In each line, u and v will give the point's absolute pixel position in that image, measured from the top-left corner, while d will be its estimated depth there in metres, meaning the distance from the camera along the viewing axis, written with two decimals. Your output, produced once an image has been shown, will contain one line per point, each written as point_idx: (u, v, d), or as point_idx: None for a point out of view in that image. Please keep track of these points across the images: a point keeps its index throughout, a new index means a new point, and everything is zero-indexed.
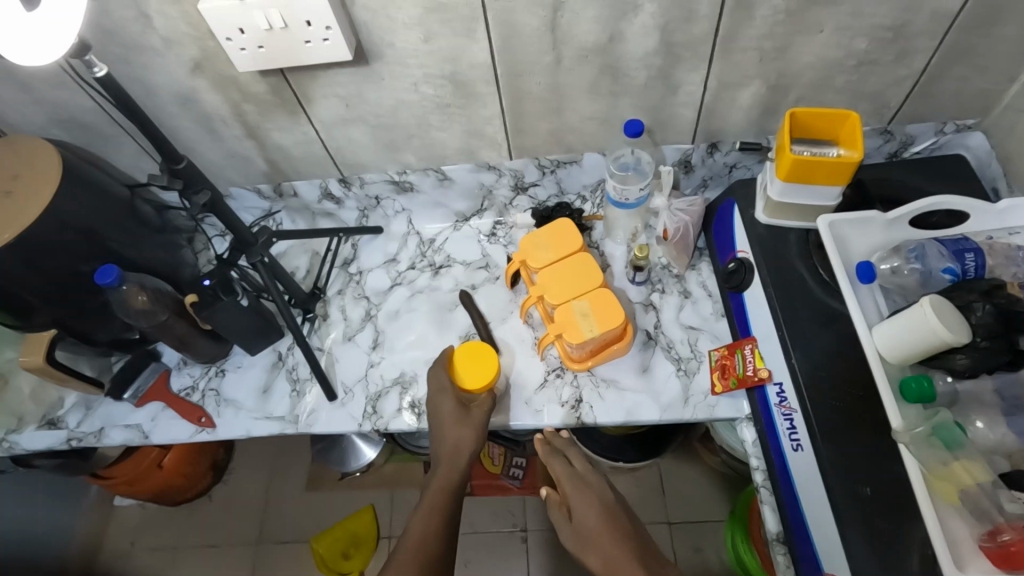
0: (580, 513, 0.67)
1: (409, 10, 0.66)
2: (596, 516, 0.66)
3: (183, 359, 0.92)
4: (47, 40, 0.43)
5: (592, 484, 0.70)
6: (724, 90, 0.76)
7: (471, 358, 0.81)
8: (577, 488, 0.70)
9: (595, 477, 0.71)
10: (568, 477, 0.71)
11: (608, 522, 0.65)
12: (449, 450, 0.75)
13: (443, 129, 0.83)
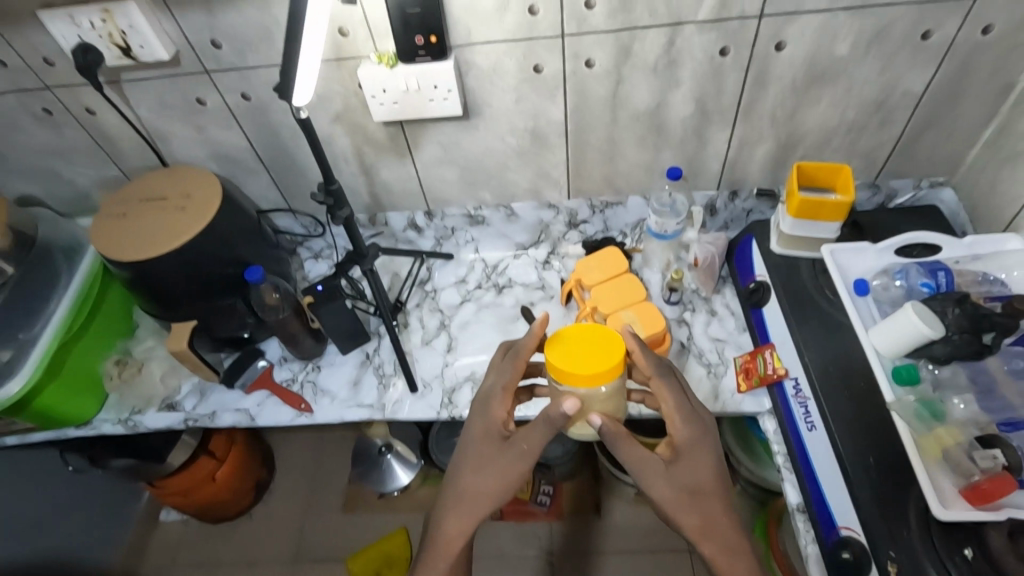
0: (683, 476, 0.70)
1: (508, 80, 0.88)
2: (708, 475, 0.70)
3: (285, 355, 1.08)
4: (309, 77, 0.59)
5: (707, 437, 0.72)
6: (744, 147, 0.97)
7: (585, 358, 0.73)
8: (690, 440, 0.71)
9: (708, 428, 0.73)
10: (683, 418, 0.72)
11: (714, 483, 0.70)
12: (482, 487, 0.73)
13: (517, 172, 1.03)
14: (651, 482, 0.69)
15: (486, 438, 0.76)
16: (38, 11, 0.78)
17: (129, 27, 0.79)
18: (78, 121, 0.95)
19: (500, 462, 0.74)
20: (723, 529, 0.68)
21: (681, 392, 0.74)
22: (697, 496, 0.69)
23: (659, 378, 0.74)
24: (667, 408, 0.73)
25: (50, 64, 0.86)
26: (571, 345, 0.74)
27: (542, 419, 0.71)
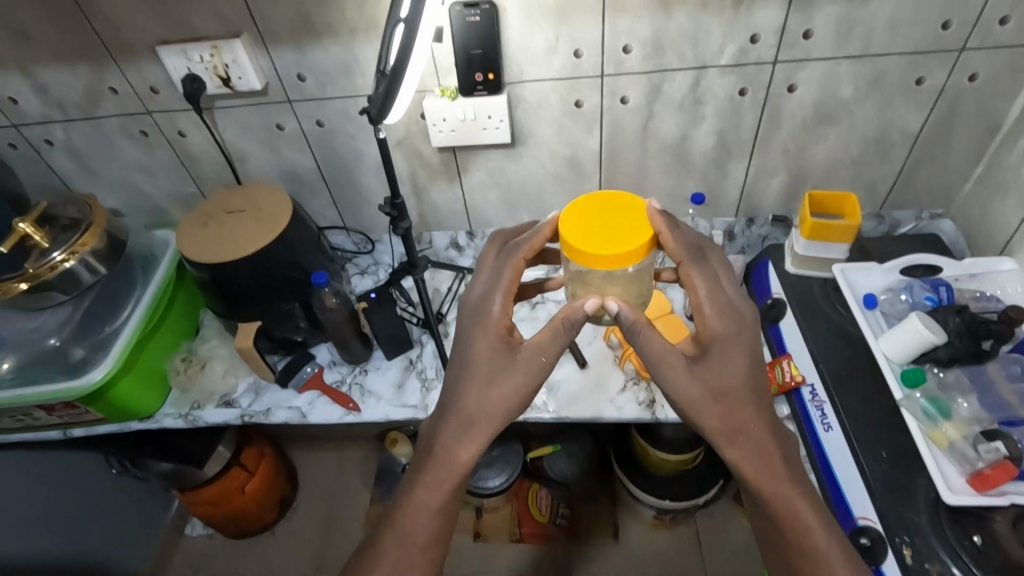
0: (712, 373, 0.70)
1: (552, 113, 1.00)
2: (738, 375, 0.70)
3: (334, 359, 1.16)
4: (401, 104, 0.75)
5: (738, 335, 0.71)
6: (760, 178, 1.08)
7: (604, 238, 0.67)
8: (721, 334, 0.71)
9: (740, 325, 0.72)
10: (715, 311, 0.72)
11: (743, 382, 0.70)
12: (492, 408, 0.72)
13: (554, 196, 1.15)
14: (676, 377, 0.70)
15: (493, 360, 0.72)
16: (157, 47, 0.92)
17: (232, 61, 0.92)
18: (168, 142, 1.08)
19: (511, 381, 0.72)
20: (748, 427, 0.70)
21: (713, 282, 0.72)
22: (725, 396, 0.70)
23: (689, 264, 0.72)
24: (698, 298, 0.72)
25: (156, 92, 1.00)
26: (590, 222, 0.69)
27: (559, 327, 0.70)
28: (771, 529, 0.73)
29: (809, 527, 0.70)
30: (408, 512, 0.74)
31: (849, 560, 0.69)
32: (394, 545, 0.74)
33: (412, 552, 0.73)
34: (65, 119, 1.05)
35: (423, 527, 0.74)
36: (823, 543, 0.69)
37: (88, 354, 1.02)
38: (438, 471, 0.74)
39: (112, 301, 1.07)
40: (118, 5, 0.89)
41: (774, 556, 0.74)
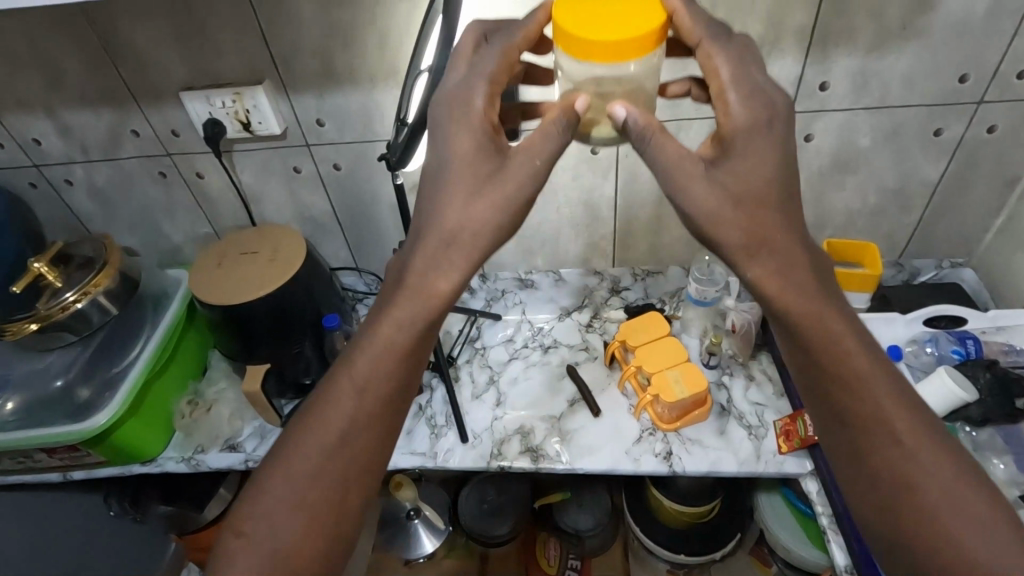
0: (735, 173, 0.60)
1: (568, 159, 1.00)
2: (765, 177, 0.60)
3: None
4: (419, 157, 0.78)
5: (767, 128, 0.60)
6: None
7: (615, 25, 0.58)
8: (747, 125, 0.60)
9: (775, 114, 0.61)
10: (738, 98, 0.61)
11: (771, 183, 0.60)
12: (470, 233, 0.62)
13: (569, 241, 1.15)
14: (692, 184, 0.60)
15: (476, 177, 0.62)
16: (180, 93, 0.94)
17: (253, 106, 0.94)
18: (186, 183, 1.09)
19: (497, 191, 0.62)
20: (774, 241, 0.60)
21: (738, 63, 0.62)
22: (749, 203, 0.60)
23: (708, 42, 0.63)
24: (720, 84, 0.63)
25: (177, 135, 1.01)
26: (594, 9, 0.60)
27: (551, 124, 0.62)
28: (805, 364, 0.66)
29: (851, 358, 0.63)
30: (364, 357, 0.65)
31: (896, 390, 0.64)
32: (352, 394, 0.65)
33: (372, 399, 0.65)
34: (86, 160, 1.06)
35: (387, 371, 0.65)
36: (868, 371, 0.63)
37: (93, 395, 1.01)
38: (410, 300, 0.64)
39: (121, 341, 1.06)
40: (147, 53, 0.91)
41: (806, 392, 0.68)
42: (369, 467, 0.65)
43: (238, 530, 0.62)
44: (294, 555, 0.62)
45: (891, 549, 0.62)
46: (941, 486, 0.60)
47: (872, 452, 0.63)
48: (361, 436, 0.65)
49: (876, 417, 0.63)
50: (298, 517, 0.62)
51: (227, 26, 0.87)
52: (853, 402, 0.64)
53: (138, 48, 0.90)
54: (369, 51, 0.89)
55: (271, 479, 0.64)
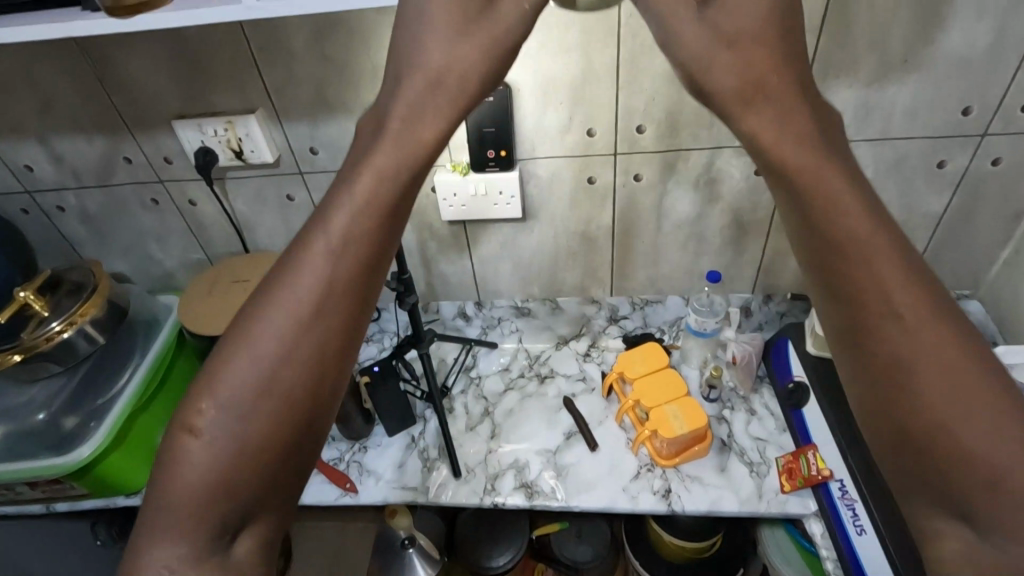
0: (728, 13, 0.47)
1: (564, 188, 0.99)
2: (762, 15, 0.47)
3: (333, 435, 1.11)
4: None
5: None
6: (778, 255, 1.06)
7: None
8: None
9: None
10: None
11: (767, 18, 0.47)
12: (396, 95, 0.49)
13: (566, 270, 1.13)
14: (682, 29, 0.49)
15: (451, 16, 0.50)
16: (172, 121, 0.93)
17: (246, 135, 0.93)
18: (179, 209, 1.08)
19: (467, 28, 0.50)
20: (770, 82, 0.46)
21: None
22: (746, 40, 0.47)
23: None
24: None
25: (169, 162, 1.00)
26: None
27: None
28: (786, 201, 0.45)
29: (828, 196, 0.43)
30: (343, 204, 0.45)
31: (889, 240, 0.42)
32: (331, 241, 0.45)
33: (359, 251, 0.46)
34: (79, 187, 1.05)
35: (377, 217, 0.46)
36: (846, 214, 0.42)
37: (84, 420, 0.99)
38: (395, 144, 0.47)
39: (108, 369, 1.04)
40: (140, 81, 0.90)
41: (788, 236, 0.47)
42: (346, 340, 0.45)
43: (187, 432, 0.43)
44: (248, 460, 0.43)
45: (895, 465, 0.40)
46: (961, 385, 0.38)
47: (865, 322, 0.41)
48: (338, 298, 0.45)
49: (867, 277, 0.41)
50: (260, 409, 0.43)
51: (221, 57, 0.86)
52: (835, 254, 0.42)
53: (132, 77, 0.90)
54: (363, 82, 0.88)
55: (228, 358, 0.44)
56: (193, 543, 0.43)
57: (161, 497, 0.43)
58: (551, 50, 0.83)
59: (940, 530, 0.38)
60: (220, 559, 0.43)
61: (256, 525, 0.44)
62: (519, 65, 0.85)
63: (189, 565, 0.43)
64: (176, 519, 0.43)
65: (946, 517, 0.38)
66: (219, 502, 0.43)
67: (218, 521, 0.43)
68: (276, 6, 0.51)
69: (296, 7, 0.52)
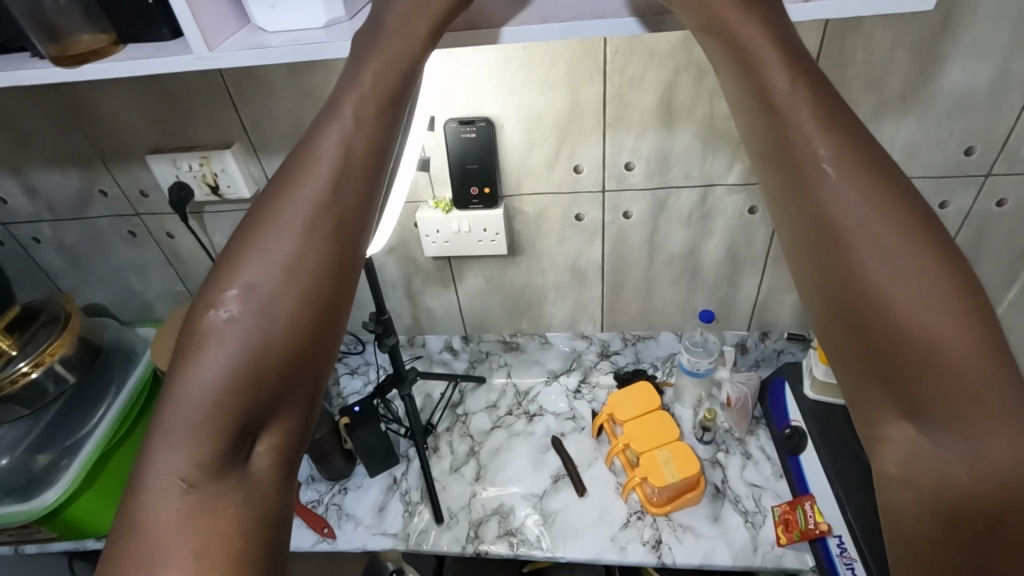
0: None
1: (552, 225, 0.96)
2: None
3: (313, 475, 1.07)
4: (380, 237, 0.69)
5: None
6: (773, 293, 1.03)
7: None
8: None
9: None
10: None
11: None
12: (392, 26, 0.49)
13: (555, 305, 1.10)
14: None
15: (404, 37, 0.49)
16: (147, 156, 0.91)
17: (222, 170, 0.89)
18: (157, 243, 1.05)
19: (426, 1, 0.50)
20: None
21: None
22: None
23: None
24: None
25: (145, 196, 0.97)
26: None
27: None
28: (742, 93, 0.44)
29: (773, 83, 0.42)
30: (348, 101, 0.46)
31: (832, 120, 0.40)
32: (346, 128, 0.45)
33: (371, 140, 0.46)
34: (54, 219, 1.03)
35: (384, 114, 0.47)
36: (791, 98, 0.41)
37: (54, 459, 0.96)
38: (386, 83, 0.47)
39: (79, 405, 1.00)
40: (114, 115, 0.88)
41: (741, 131, 0.46)
42: (365, 224, 0.45)
43: (209, 322, 0.40)
44: (275, 348, 0.40)
45: (842, 356, 0.39)
46: (900, 263, 0.36)
47: (808, 204, 0.40)
48: (357, 180, 0.44)
49: (810, 155, 0.40)
50: (287, 289, 0.41)
51: (196, 92, 0.84)
52: (781, 137, 0.41)
53: (105, 111, 0.87)
54: None
55: (251, 241, 0.42)
56: (214, 444, 0.38)
57: (176, 393, 0.39)
58: (534, 89, 0.81)
59: (887, 429, 0.37)
60: (241, 470, 0.39)
61: (277, 425, 0.40)
62: (502, 101, 0.82)
63: (211, 475, 0.38)
64: (194, 414, 0.38)
65: (887, 409, 0.37)
66: (243, 393, 0.39)
67: (241, 416, 0.39)
68: (228, 57, 0.49)
69: (250, 57, 0.49)
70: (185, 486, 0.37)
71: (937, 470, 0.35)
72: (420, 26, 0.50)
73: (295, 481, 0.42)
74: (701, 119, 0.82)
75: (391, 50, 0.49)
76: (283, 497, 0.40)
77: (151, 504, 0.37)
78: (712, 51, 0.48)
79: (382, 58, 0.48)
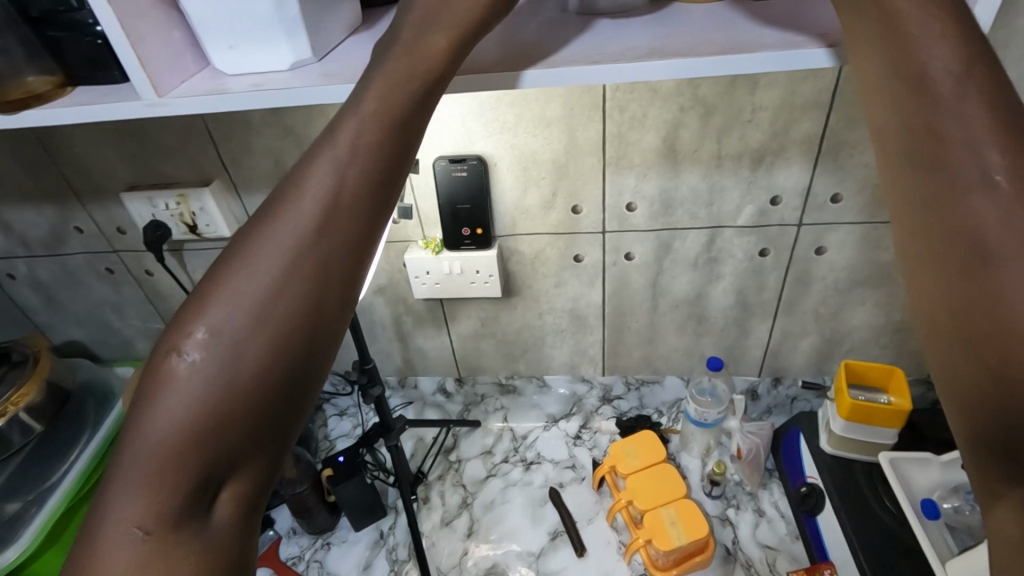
0: None
1: (549, 267, 0.90)
2: None
3: (295, 528, 1.00)
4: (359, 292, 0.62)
5: None
6: (786, 339, 0.96)
7: None
8: None
9: None
10: None
11: None
12: (411, 67, 0.42)
13: (554, 347, 1.04)
14: None
15: (430, 76, 0.42)
16: (122, 193, 0.86)
17: (200, 209, 0.85)
18: (136, 280, 0.99)
19: (456, 14, 0.43)
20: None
21: None
22: None
23: None
24: None
25: (123, 233, 0.92)
26: None
27: None
28: (891, 91, 0.37)
29: (932, 77, 0.35)
30: (346, 125, 0.39)
31: (1011, 125, 0.34)
32: (340, 153, 0.39)
33: (373, 165, 0.39)
34: (30, 256, 0.98)
35: (387, 142, 0.40)
36: (954, 118, 0.35)
37: (24, 508, 0.88)
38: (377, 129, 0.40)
39: (51, 452, 0.93)
40: (85, 152, 0.83)
41: (870, 125, 0.39)
42: (362, 256, 0.39)
43: (170, 367, 0.34)
44: (240, 397, 0.34)
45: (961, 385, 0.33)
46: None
47: (952, 212, 0.34)
48: (350, 213, 0.38)
49: (975, 162, 0.33)
50: (257, 333, 0.35)
51: (172, 130, 0.79)
52: (935, 134, 0.35)
53: (79, 146, 0.83)
54: None
55: (227, 272, 0.36)
56: (169, 496, 0.33)
57: (129, 437, 0.34)
58: (528, 129, 0.76)
59: (1005, 482, 0.32)
60: (197, 523, 0.34)
61: (239, 478, 0.35)
62: (495, 140, 0.77)
63: (165, 528, 0.33)
64: (146, 464, 0.33)
65: (999, 458, 0.32)
66: (199, 446, 0.33)
67: (202, 467, 0.34)
68: (178, 103, 0.47)
69: (203, 103, 0.47)
70: (142, 534, 0.33)
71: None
72: (440, 40, 0.43)
73: (258, 531, 0.37)
74: (707, 159, 0.77)
75: (397, 72, 0.42)
76: (240, 554, 0.35)
77: (100, 558, 0.32)
78: (863, 58, 0.39)
79: (387, 98, 0.40)
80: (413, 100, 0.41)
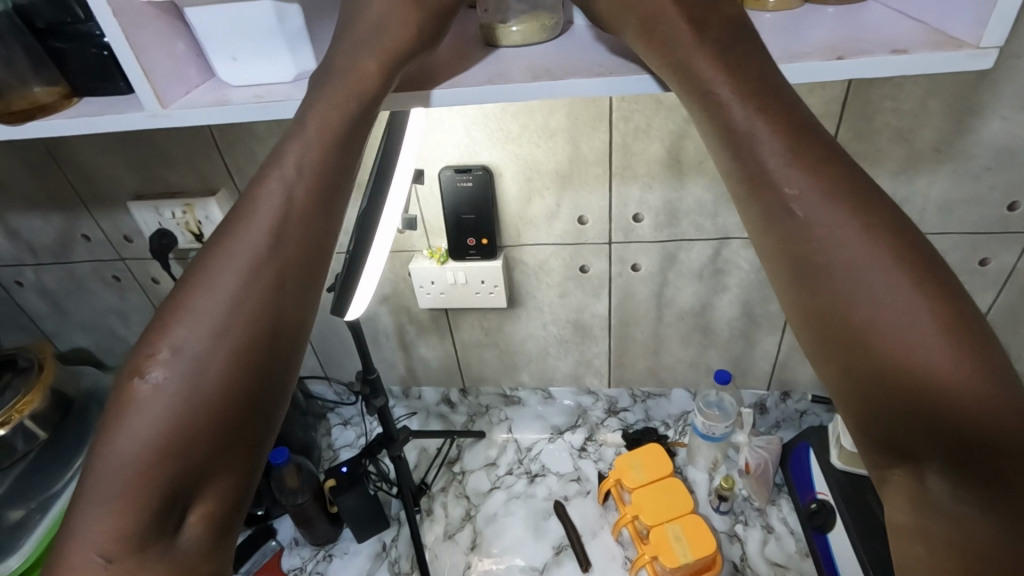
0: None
1: (552, 277, 0.90)
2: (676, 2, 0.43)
3: (296, 538, 1.00)
4: (363, 298, 0.62)
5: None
6: (795, 351, 0.95)
7: None
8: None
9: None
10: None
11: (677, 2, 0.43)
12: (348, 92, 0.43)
13: (558, 357, 1.03)
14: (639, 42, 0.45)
15: (364, 97, 0.43)
16: (129, 202, 0.87)
17: (205, 218, 0.85)
18: (142, 288, 1.00)
19: (389, 43, 0.44)
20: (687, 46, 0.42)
21: None
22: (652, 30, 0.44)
23: None
24: None
25: (130, 241, 0.93)
26: None
27: None
28: (716, 149, 0.40)
29: (736, 129, 0.38)
30: (295, 144, 0.40)
31: (800, 148, 0.36)
32: (287, 172, 0.39)
33: (321, 183, 0.40)
34: (37, 263, 0.98)
35: (332, 161, 0.41)
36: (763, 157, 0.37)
37: (26, 516, 0.87)
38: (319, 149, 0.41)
39: (53, 460, 0.91)
40: (92, 161, 0.84)
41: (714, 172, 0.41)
42: (316, 269, 0.39)
43: (133, 390, 0.34)
44: (203, 413, 0.34)
45: (842, 395, 0.34)
46: (890, 287, 0.32)
47: (791, 242, 0.35)
48: (302, 227, 0.39)
49: (777, 197, 0.36)
50: (218, 347, 0.35)
51: (178, 140, 0.80)
52: (749, 172, 0.37)
53: (86, 154, 0.83)
54: None
55: (186, 295, 0.36)
56: (137, 517, 0.32)
57: (93, 460, 0.33)
58: (531, 144, 0.76)
59: (892, 473, 0.32)
60: (166, 543, 0.33)
61: (208, 495, 0.34)
62: (499, 150, 0.77)
63: (130, 550, 0.32)
64: (115, 487, 0.32)
65: (885, 451, 0.32)
66: (165, 464, 0.33)
67: (169, 484, 0.33)
68: (176, 114, 0.47)
69: (201, 114, 0.47)
70: (105, 561, 0.32)
71: (953, 525, 0.30)
72: (371, 64, 0.43)
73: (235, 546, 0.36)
74: (713, 170, 0.76)
75: (338, 94, 0.42)
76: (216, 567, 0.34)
77: None
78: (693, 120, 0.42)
79: (328, 120, 0.41)
80: (347, 120, 0.42)
